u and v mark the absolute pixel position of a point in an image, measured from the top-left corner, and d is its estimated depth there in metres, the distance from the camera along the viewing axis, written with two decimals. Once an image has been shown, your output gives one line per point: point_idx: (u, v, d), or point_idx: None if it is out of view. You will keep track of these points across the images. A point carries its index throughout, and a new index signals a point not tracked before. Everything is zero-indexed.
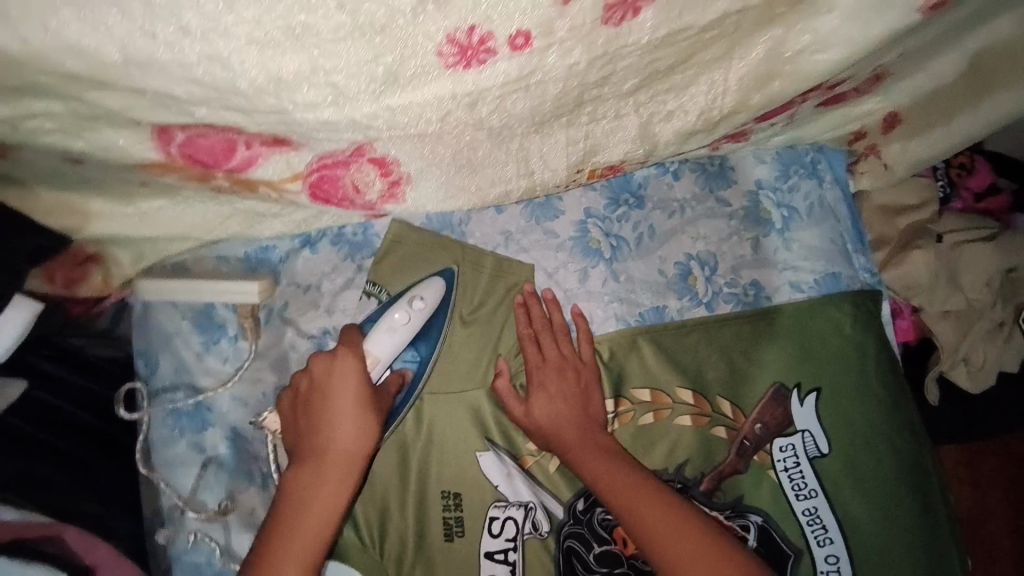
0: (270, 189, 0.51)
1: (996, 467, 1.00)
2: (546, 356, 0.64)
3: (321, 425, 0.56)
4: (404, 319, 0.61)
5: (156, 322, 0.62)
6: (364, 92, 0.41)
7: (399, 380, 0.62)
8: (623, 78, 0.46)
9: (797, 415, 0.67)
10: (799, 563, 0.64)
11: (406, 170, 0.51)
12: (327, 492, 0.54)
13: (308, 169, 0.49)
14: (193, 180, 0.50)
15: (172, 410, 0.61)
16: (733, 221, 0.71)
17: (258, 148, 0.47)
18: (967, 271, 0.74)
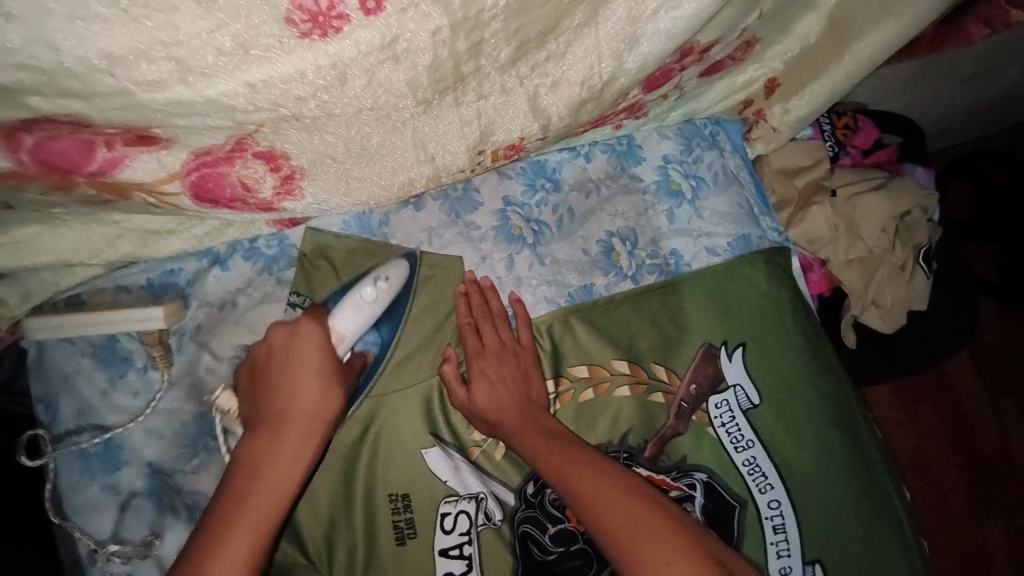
0: (146, 193, 0.47)
1: (922, 405, 1.08)
2: (485, 342, 0.63)
3: (279, 445, 0.52)
4: (371, 296, 0.59)
5: (53, 362, 0.58)
6: (217, 67, 0.39)
7: (362, 360, 0.62)
8: (496, 49, 0.45)
9: (727, 371, 0.70)
10: (745, 512, 0.66)
11: (296, 164, 0.49)
12: (284, 459, 0.51)
13: (185, 167, 0.46)
14: (56, 190, 0.46)
15: (80, 454, 0.57)
16: (647, 195, 0.73)
17: (121, 148, 0.44)
18: (864, 221, 0.80)
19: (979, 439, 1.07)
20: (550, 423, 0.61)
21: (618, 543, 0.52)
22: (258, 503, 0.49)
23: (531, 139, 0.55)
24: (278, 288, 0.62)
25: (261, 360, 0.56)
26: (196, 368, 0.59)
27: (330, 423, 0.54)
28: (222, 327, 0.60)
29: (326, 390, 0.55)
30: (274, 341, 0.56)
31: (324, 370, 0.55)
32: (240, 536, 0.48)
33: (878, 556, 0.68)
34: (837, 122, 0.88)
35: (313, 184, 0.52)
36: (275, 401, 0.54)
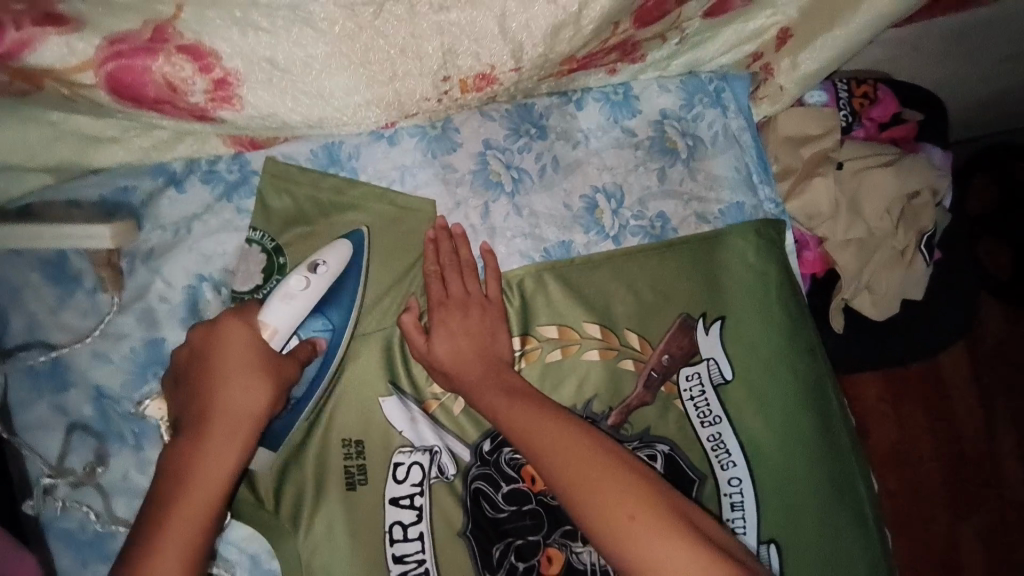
0: (60, 83, 0.44)
1: (911, 401, 1.05)
2: (449, 293, 0.60)
3: (206, 440, 0.49)
4: (302, 285, 0.55)
5: (1, 274, 0.55)
6: None
7: (311, 349, 0.57)
8: None
9: (703, 344, 0.67)
10: (705, 487, 0.64)
11: (230, 67, 0.45)
12: (208, 461, 0.48)
13: (99, 56, 0.43)
14: None
15: (26, 371, 0.55)
16: (640, 151, 0.68)
17: (27, 29, 0.40)
18: (869, 198, 0.75)
19: (966, 439, 1.05)
20: (512, 380, 0.58)
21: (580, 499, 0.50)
22: (192, 496, 0.47)
23: (503, 69, 0.50)
24: (237, 216, 0.59)
25: (184, 364, 0.53)
26: (148, 293, 0.57)
27: (259, 419, 0.51)
28: (174, 252, 0.57)
29: (252, 379, 0.51)
30: (194, 337, 0.54)
31: (248, 363, 0.51)
32: (172, 540, 0.45)
33: (836, 542, 0.66)
34: (856, 90, 0.82)
35: (254, 95, 0.47)
36: (198, 401, 0.51)
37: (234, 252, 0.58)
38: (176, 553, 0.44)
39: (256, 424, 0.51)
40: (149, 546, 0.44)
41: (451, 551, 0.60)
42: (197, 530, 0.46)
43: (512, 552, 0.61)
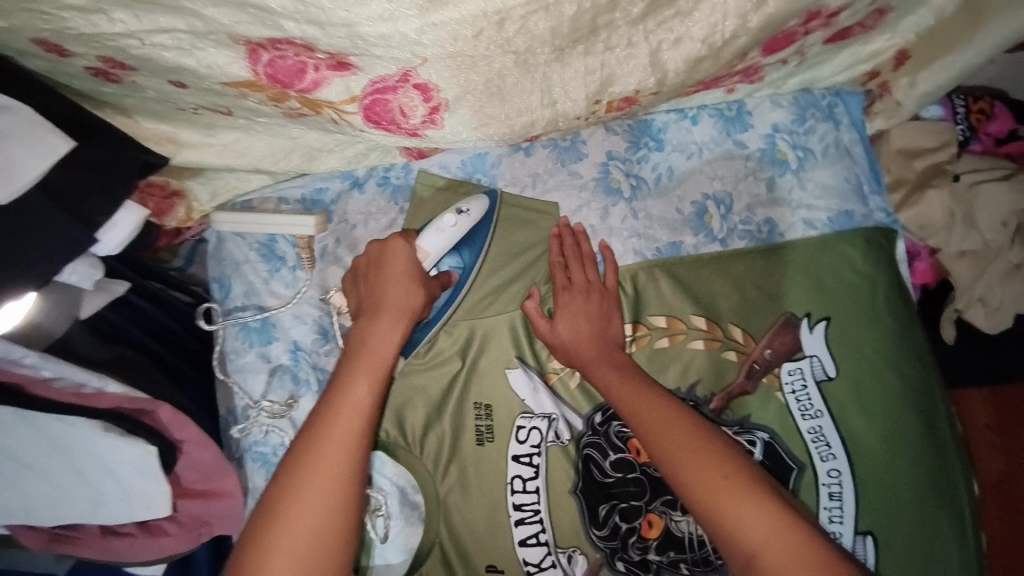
0: (332, 112, 0.54)
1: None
2: (573, 280, 0.69)
3: (377, 325, 0.62)
4: (452, 223, 0.68)
5: (227, 250, 0.71)
6: (413, 10, 0.44)
7: (446, 280, 0.69)
8: (630, 3, 0.48)
9: (805, 342, 0.71)
10: (802, 476, 0.69)
11: (444, 97, 0.54)
12: (380, 337, 0.61)
13: (364, 93, 0.52)
14: (269, 102, 0.54)
15: (242, 326, 0.70)
16: (750, 162, 0.75)
17: (323, 72, 0.51)
18: (984, 211, 0.77)
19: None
20: (619, 355, 0.66)
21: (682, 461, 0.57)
22: (366, 366, 0.59)
23: (645, 93, 0.57)
24: (400, 216, 0.71)
25: (361, 268, 0.67)
26: (331, 275, 0.71)
27: (415, 312, 0.64)
28: (358, 242, 0.71)
29: (410, 288, 0.64)
30: (372, 250, 0.67)
31: (411, 273, 0.65)
32: (354, 392, 0.58)
33: (934, 542, 0.68)
34: (972, 106, 0.83)
35: (454, 118, 0.55)
36: (371, 300, 0.64)
37: None
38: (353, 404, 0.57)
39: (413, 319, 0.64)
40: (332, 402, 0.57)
41: (564, 505, 0.69)
42: (360, 399, 0.58)
43: (617, 513, 0.68)
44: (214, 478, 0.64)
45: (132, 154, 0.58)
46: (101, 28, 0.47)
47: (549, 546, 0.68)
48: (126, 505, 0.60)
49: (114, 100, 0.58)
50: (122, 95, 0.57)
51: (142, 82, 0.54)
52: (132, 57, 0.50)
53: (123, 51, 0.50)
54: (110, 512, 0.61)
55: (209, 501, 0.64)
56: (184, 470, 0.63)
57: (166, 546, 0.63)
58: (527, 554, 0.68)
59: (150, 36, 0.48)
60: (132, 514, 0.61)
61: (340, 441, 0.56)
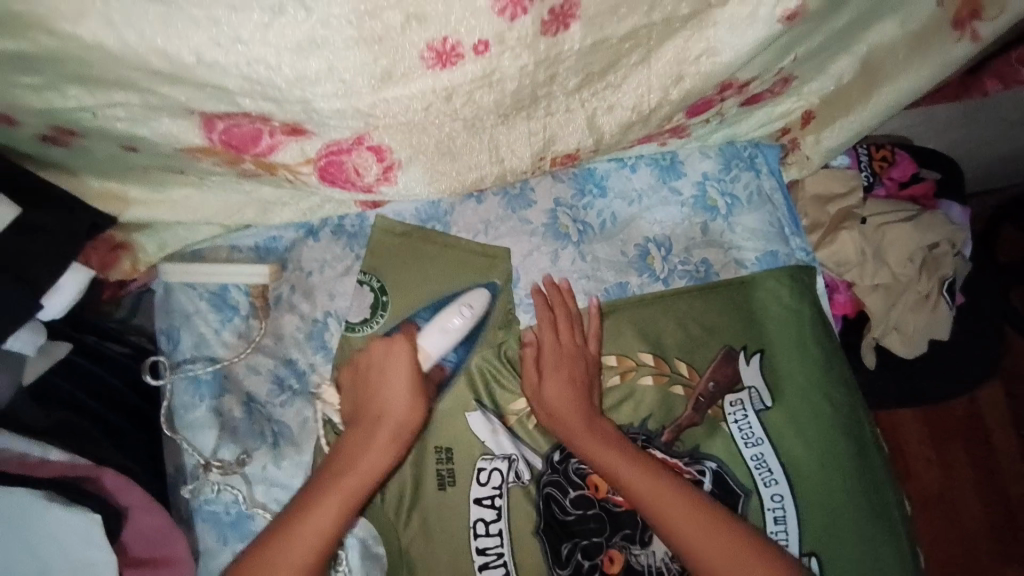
0: (287, 172, 0.56)
1: (956, 445, 1.20)
2: (560, 344, 0.73)
3: (377, 438, 0.66)
4: (457, 324, 0.70)
5: (175, 302, 0.70)
6: (367, 87, 0.48)
7: (438, 374, 0.71)
8: (566, 77, 0.53)
9: (745, 373, 0.76)
10: (749, 501, 0.73)
11: (397, 156, 0.57)
12: (377, 450, 0.65)
13: (318, 154, 0.55)
14: (224, 164, 0.56)
15: (192, 379, 0.68)
16: (685, 207, 0.81)
17: (279, 137, 0.53)
18: (892, 249, 0.85)
19: (1012, 481, 1.18)
20: (604, 424, 0.71)
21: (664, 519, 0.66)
22: (359, 475, 0.64)
23: (586, 151, 0.61)
24: (356, 263, 0.73)
25: (363, 369, 0.68)
26: (284, 324, 0.71)
27: (414, 429, 0.67)
28: (314, 290, 0.72)
29: (412, 399, 0.67)
30: (375, 351, 0.68)
31: (413, 389, 0.67)
32: (336, 496, 0.63)
33: (872, 556, 0.73)
34: (876, 153, 0.94)
35: (408, 175, 0.58)
36: (371, 409, 0.67)
37: (352, 293, 0.72)
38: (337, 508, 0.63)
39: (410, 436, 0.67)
40: (318, 503, 0.63)
41: (528, 547, 0.69)
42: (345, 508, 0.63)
43: (579, 551, 0.70)
44: (161, 545, 0.61)
45: (81, 216, 0.57)
46: (59, 105, 0.48)
47: None
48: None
49: (59, 161, 0.57)
50: (70, 157, 0.56)
51: (92, 146, 0.54)
52: (83, 127, 0.51)
53: (77, 123, 0.50)
54: None
55: (157, 572, 0.60)
56: (131, 538, 0.60)
57: None
58: None
59: (104, 110, 0.49)
60: None
61: (314, 534, 0.61)
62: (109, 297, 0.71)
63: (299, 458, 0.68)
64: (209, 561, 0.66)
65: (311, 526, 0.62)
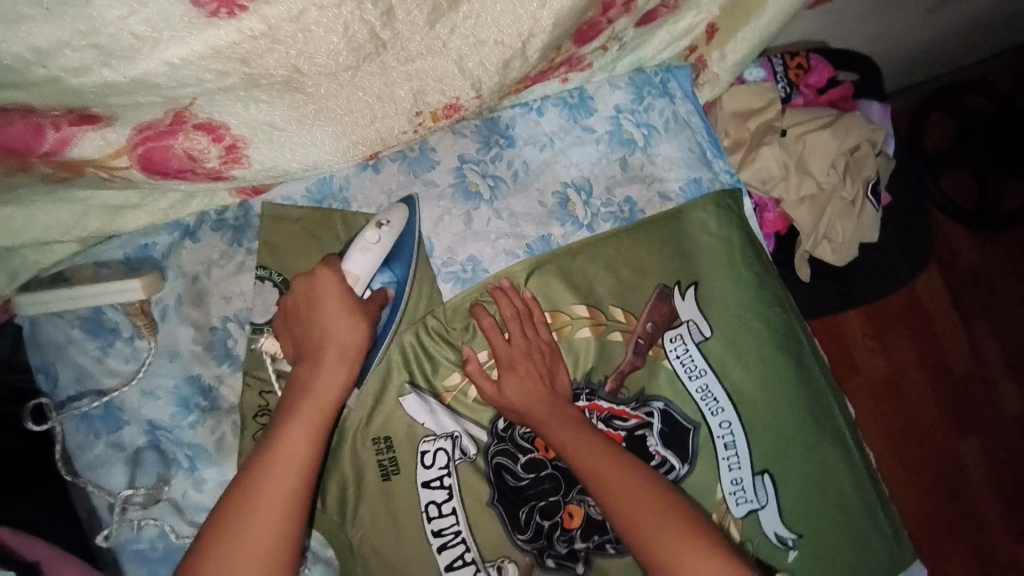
0: (98, 169, 0.49)
1: (900, 335, 1.24)
2: (513, 343, 0.68)
3: (300, 421, 0.57)
4: (376, 239, 0.63)
5: (44, 335, 0.62)
6: (138, 49, 0.41)
7: (382, 296, 0.65)
8: (409, 14, 0.46)
9: (680, 309, 0.74)
10: (698, 434, 0.72)
11: (237, 133, 0.50)
12: (303, 433, 0.56)
13: (131, 143, 0.48)
14: (17, 172, 0.48)
15: (82, 416, 0.62)
16: (600, 145, 0.76)
17: (68, 129, 0.46)
18: (813, 157, 0.83)
19: (954, 361, 1.25)
20: (573, 413, 0.67)
21: (637, 519, 0.60)
22: (287, 463, 0.54)
23: (468, 99, 0.55)
24: (249, 256, 0.66)
25: (292, 307, 0.62)
26: (179, 337, 0.64)
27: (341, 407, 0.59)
28: (206, 294, 0.65)
29: (353, 313, 0.61)
30: (297, 287, 0.62)
31: (342, 350, 0.60)
32: (273, 485, 0.53)
33: (823, 465, 0.75)
34: (790, 62, 0.90)
35: (260, 153, 0.52)
36: (313, 334, 0.60)
37: (251, 292, 0.65)
38: (277, 497, 0.53)
39: (362, 352, 0.61)
40: (252, 499, 0.53)
41: (485, 520, 0.67)
42: (290, 495, 0.54)
43: (537, 513, 0.68)
44: None
45: None
46: None
47: (476, 563, 0.66)
48: None
49: None
50: None
51: None
52: None
53: None
54: None
55: None
56: None
57: None
58: None
59: None
60: None
61: (270, 500, 0.53)
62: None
63: (222, 478, 0.62)
64: None
65: (256, 521, 0.52)
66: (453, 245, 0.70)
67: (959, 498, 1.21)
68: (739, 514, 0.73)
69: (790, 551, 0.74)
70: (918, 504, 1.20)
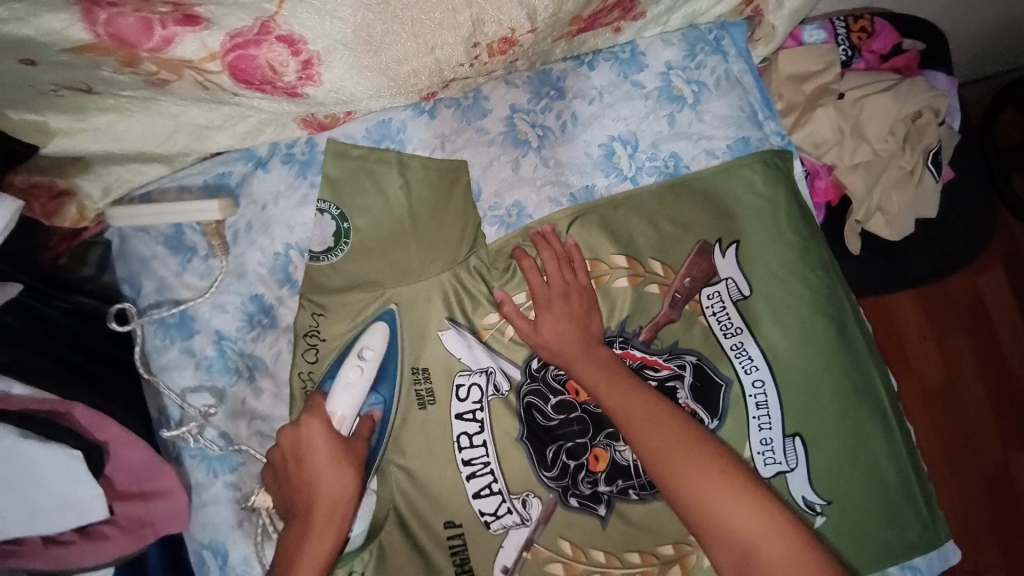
0: (194, 71, 0.56)
1: (959, 337, 1.18)
2: (551, 283, 0.69)
3: (309, 533, 0.59)
4: (358, 374, 0.66)
5: (132, 248, 0.69)
6: None
7: (370, 422, 0.67)
8: None
9: (720, 266, 0.74)
10: (731, 390, 0.72)
11: (314, 50, 0.56)
12: (314, 545, 0.59)
13: (224, 49, 0.54)
14: (125, 67, 0.54)
15: (160, 324, 0.69)
16: (649, 100, 0.77)
17: (173, 28, 0.51)
18: (871, 122, 0.82)
19: (1020, 369, 1.17)
20: (601, 354, 0.66)
21: (673, 467, 0.59)
22: None
23: (522, 31, 0.60)
24: (311, 190, 0.71)
25: (280, 458, 0.64)
26: (246, 258, 0.70)
27: (348, 504, 0.61)
28: (272, 222, 0.70)
29: (339, 471, 0.62)
30: (284, 441, 0.64)
31: (331, 505, 0.61)
32: None
33: (858, 435, 0.73)
34: (853, 25, 0.88)
35: (332, 73, 0.59)
36: (302, 493, 0.61)
37: (311, 222, 0.70)
38: None
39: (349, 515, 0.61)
40: None
41: (514, 456, 0.69)
42: None
43: (564, 453, 0.69)
44: (150, 478, 0.64)
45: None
46: None
47: (502, 494, 0.68)
48: (58, 512, 0.57)
49: None
50: None
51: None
52: None
53: None
54: (48, 521, 0.57)
55: (148, 502, 0.64)
56: (115, 472, 0.62)
57: (110, 550, 0.61)
58: (482, 505, 0.68)
59: None
60: (68, 522, 0.57)
61: None
62: (50, 261, 0.68)
63: (277, 388, 0.69)
64: (200, 494, 0.68)
65: None
66: (499, 190, 0.73)
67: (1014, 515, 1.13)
68: (767, 474, 0.71)
69: (818, 518, 0.71)
70: (969, 514, 1.13)
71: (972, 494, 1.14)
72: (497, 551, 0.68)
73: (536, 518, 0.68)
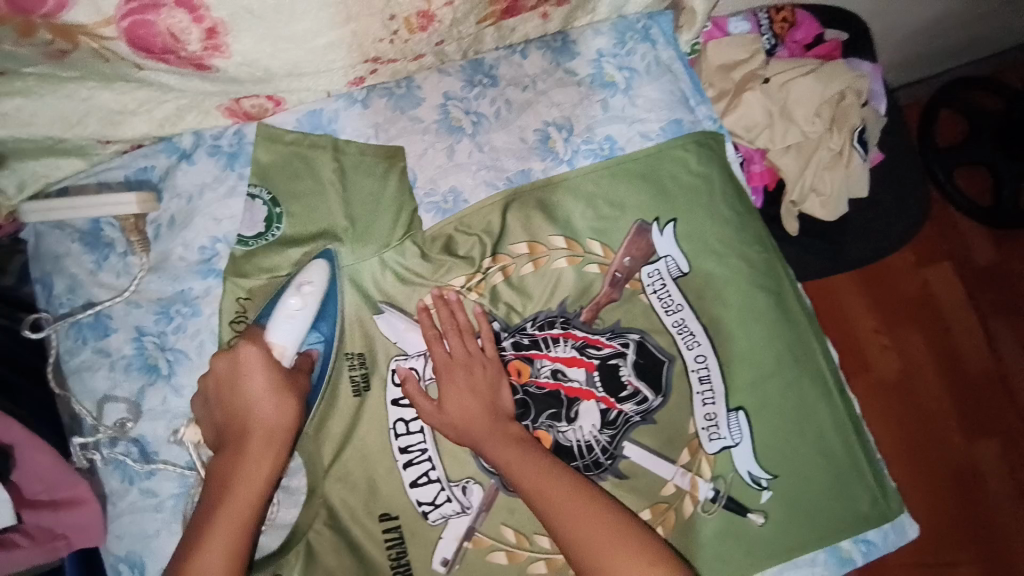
0: (90, 38, 0.53)
1: (909, 330, 1.21)
2: (453, 354, 0.67)
3: (211, 522, 0.56)
4: (299, 303, 0.63)
5: (47, 246, 0.67)
6: None
7: (309, 360, 0.64)
8: None
9: (658, 244, 0.74)
10: (672, 366, 0.71)
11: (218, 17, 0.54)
12: (247, 466, 0.58)
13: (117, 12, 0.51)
14: (20, 38, 0.51)
15: (74, 323, 0.66)
16: (582, 87, 0.78)
17: None
18: (798, 104, 0.84)
19: (966, 355, 1.21)
20: (513, 431, 0.64)
21: (600, 555, 0.57)
22: (230, 515, 0.57)
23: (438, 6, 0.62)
24: (239, 182, 0.69)
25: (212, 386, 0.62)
26: (167, 252, 0.68)
27: (283, 431, 0.60)
28: (195, 214, 0.68)
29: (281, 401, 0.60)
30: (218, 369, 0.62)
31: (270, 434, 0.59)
32: (220, 535, 0.56)
33: (800, 408, 0.73)
34: (776, 16, 0.92)
35: (243, 44, 0.57)
36: (234, 423, 0.60)
37: (241, 213, 0.69)
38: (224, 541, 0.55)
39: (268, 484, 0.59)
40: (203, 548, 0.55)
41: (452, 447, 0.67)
42: (235, 533, 0.56)
43: None
44: (61, 487, 0.60)
45: None
46: None
47: (441, 482, 0.66)
48: None
49: None
50: None
51: None
52: None
53: None
54: None
55: (58, 511, 0.60)
56: (22, 480, 0.59)
57: (17, 560, 0.57)
58: (420, 495, 0.65)
59: None
60: None
61: (234, 523, 0.56)
62: None
63: None
64: (117, 503, 0.64)
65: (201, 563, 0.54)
66: (435, 177, 0.72)
67: (974, 502, 1.14)
68: (712, 450, 0.71)
69: (765, 492, 0.71)
70: (929, 501, 1.14)
71: (928, 478, 1.15)
72: (437, 543, 0.65)
73: (476, 506, 0.66)
